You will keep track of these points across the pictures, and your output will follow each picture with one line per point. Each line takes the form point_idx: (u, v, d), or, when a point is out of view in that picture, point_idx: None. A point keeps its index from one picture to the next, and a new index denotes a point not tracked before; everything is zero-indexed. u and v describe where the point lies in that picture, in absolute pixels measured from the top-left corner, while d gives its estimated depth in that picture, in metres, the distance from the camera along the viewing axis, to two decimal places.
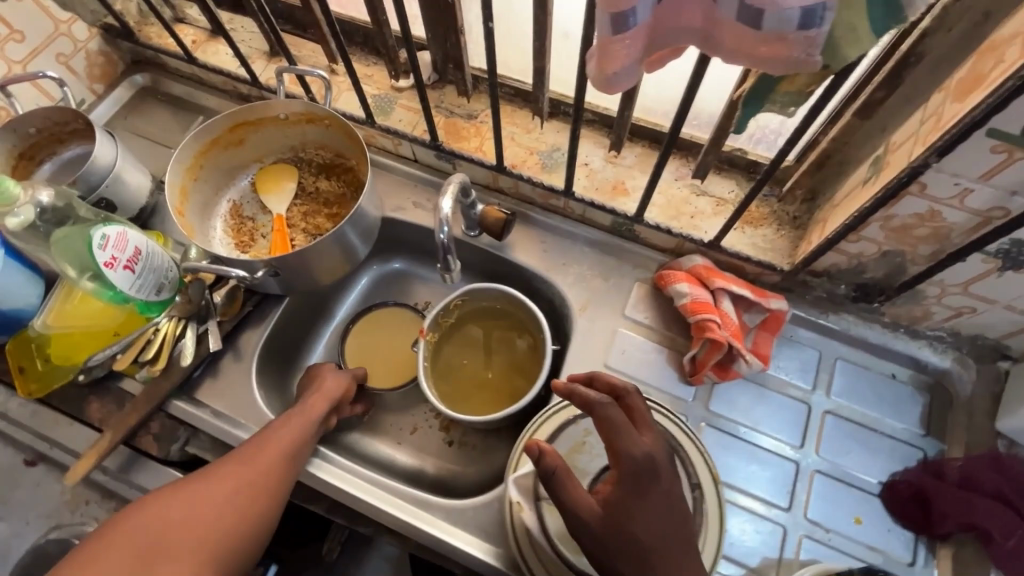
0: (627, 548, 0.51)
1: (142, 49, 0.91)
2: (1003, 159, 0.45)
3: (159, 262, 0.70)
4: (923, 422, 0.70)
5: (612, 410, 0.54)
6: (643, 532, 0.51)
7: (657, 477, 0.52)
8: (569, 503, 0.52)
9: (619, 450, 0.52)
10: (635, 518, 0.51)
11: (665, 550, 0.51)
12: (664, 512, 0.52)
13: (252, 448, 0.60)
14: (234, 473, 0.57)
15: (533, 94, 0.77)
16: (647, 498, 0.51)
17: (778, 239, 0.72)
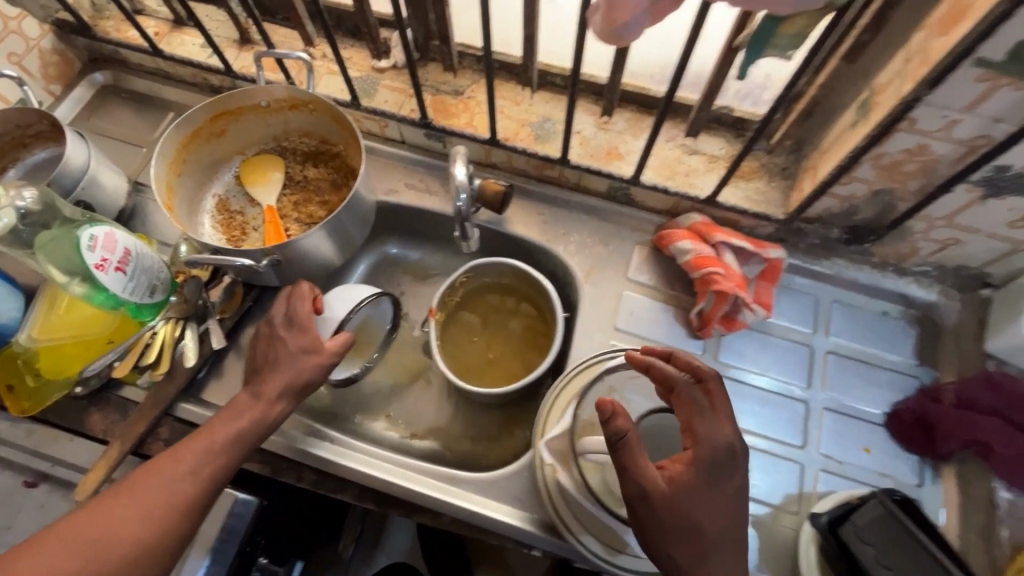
0: (685, 528, 0.50)
1: (100, 44, 0.86)
2: (987, 87, 0.48)
3: (149, 262, 0.68)
4: (917, 352, 0.74)
5: (699, 396, 0.55)
6: (703, 516, 0.51)
7: (731, 471, 0.53)
8: (638, 476, 0.50)
9: (698, 434, 0.53)
10: (698, 501, 0.51)
11: (718, 537, 0.51)
12: (729, 505, 0.52)
13: (186, 453, 0.56)
14: (167, 485, 0.54)
15: (521, 65, 0.77)
16: (717, 488, 0.52)
17: (770, 190, 0.74)
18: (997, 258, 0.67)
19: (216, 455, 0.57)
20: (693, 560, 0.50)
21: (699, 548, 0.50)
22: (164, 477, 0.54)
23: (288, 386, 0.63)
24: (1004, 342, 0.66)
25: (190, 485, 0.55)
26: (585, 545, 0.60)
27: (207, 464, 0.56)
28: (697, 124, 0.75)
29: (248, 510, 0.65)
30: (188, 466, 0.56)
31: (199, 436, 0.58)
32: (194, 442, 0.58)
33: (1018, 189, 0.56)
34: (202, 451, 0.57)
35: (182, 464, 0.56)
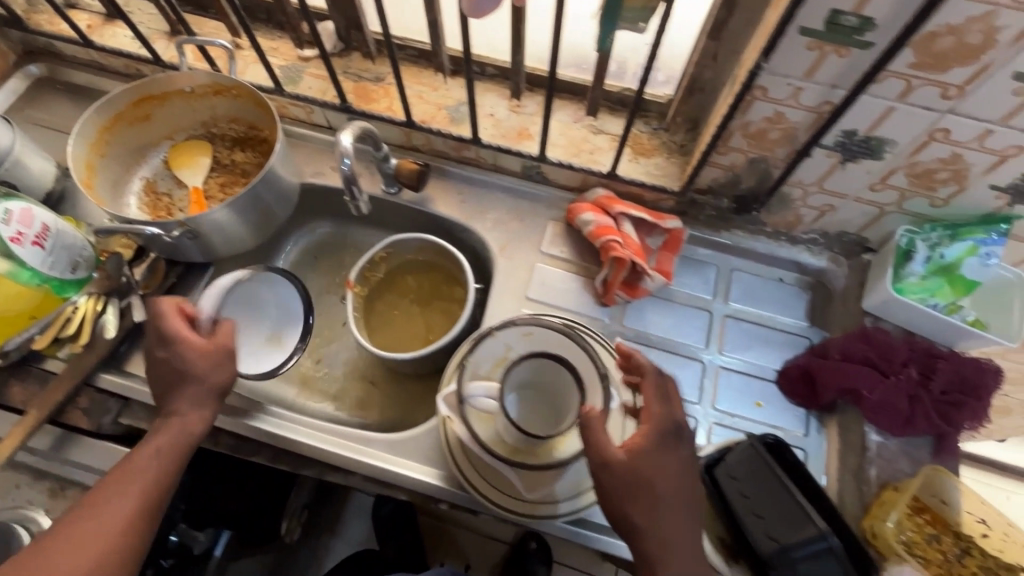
0: (640, 489, 0.51)
1: (34, 37, 0.89)
2: (817, 55, 0.53)
3: (71, 240, 0.71)
4: (808, 315, 0.79)
5: (666, 380, 0.56)
6: (658, 478, 0.51)
7: (682, 441, 0.54)
8: (596, 444, 0.52)
9: (653, 409, 0.54)
10: (655, 467, 0.51)
11: (672, 500, 0.51)
12: (683, 473, 0.53)
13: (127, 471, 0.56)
14: (117, 505, 0.54)
15: (433, 52, 0.81)
16: (671, 456, 0.52)
17: (668, 166, 0.79)
18: (870, 223, 0.73)
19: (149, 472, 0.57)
20: (648, 521, 0.51)
21: (653, 508, 0.51)
22: (105, 503, 0.54)
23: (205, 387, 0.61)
24: (876, 299, 0.71)
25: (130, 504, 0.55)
26: (485, 495, 0.63)
27: (140, 483, 0.56)
28: (597, 104, 0.80)
29: None
30: (123, 487, 0.55)
31: (130, 455, 0.57)
32: (126, 463, 0.57)
33: (867, 152, 0.62)
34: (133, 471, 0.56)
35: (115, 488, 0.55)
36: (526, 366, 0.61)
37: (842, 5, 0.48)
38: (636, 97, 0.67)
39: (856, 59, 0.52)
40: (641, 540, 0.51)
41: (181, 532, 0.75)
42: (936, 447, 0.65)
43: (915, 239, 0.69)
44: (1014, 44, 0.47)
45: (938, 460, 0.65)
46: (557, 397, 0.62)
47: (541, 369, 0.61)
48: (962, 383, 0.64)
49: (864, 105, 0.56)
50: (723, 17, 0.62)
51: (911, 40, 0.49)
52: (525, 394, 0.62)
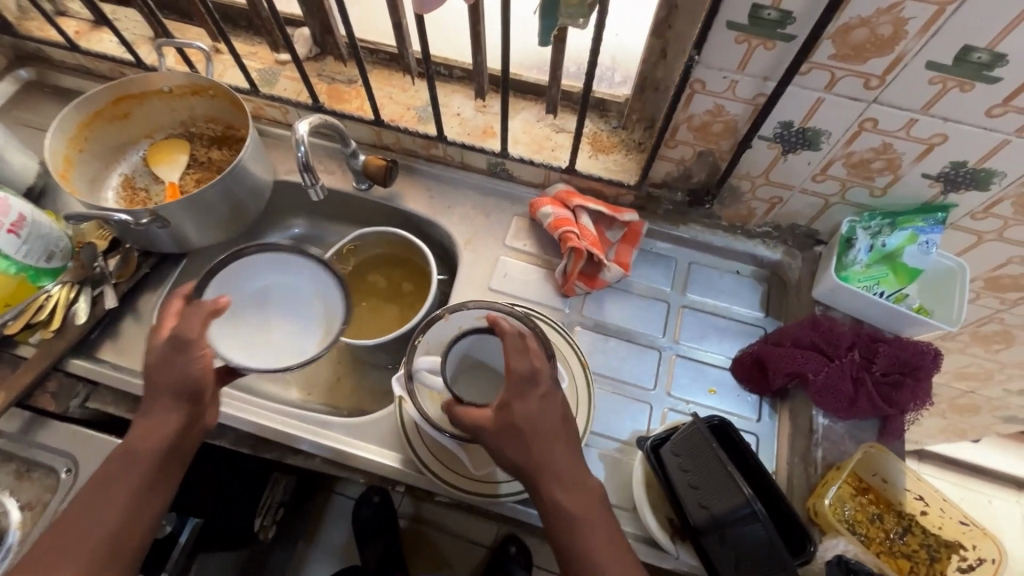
0: (511, 434, 0.54)
1: (25, 42, 0.93)
2: (746, 48, 0.56)
3: (47, 230, 0.73)
4: (763, 305, 0.81)
5: (518, 333, 0.56)
6: (522, 420, 0.54)
7: (540, 381, 0.55)
8: (463, 413, 0.56)
9: (508, 363, 0.55)
10: (518, 410, 0.54)
11: (541, 434, 0.54)
12: (547, 409, 0.55)
13: (110, 482, 0.56)
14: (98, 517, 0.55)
15: (402, 54, 0.84)
16: (530, 398, 0.54)
17: (626, 162, 0.82)
18: (819, 215, 0.75)
19: (110, 509, 0.55)
20: (525, 458, 0.54)
21: (525, 446, 0.54)
22: (88, 513, 0.55)
23: (155, 413, 0.58)
24: (824, 288, 0.73)
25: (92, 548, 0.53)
26: (438, 475, 0.66)
27: (114, 507, 0.55)
28: (556, 103, 0.83)
29: None
30: (90, 525, 0.54)
31: (102, 481, 0.57)
32: (96, 490, 0.56)
33: (805, 143, 0.65)
34: (94, 510, 0.55)
35: (77, 530, 0.54)
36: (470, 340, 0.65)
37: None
38: (584, 95, 0.70)
39: (782, 52, 0.56)
40: (529, 476, 0.54)
41: None
42: (882, 429, 0.66)
43: (856, 227, 0.72)
44: (923, 34, 0.50)
45: (884, 442, 0.66)
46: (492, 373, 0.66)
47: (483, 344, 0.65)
48: (902, 364, 0.66)
49: (797, 95, 0.59)
50: (665, 16, 0.66)
51: (828, 31, 0.52)
52: (471, 374, 0.66)
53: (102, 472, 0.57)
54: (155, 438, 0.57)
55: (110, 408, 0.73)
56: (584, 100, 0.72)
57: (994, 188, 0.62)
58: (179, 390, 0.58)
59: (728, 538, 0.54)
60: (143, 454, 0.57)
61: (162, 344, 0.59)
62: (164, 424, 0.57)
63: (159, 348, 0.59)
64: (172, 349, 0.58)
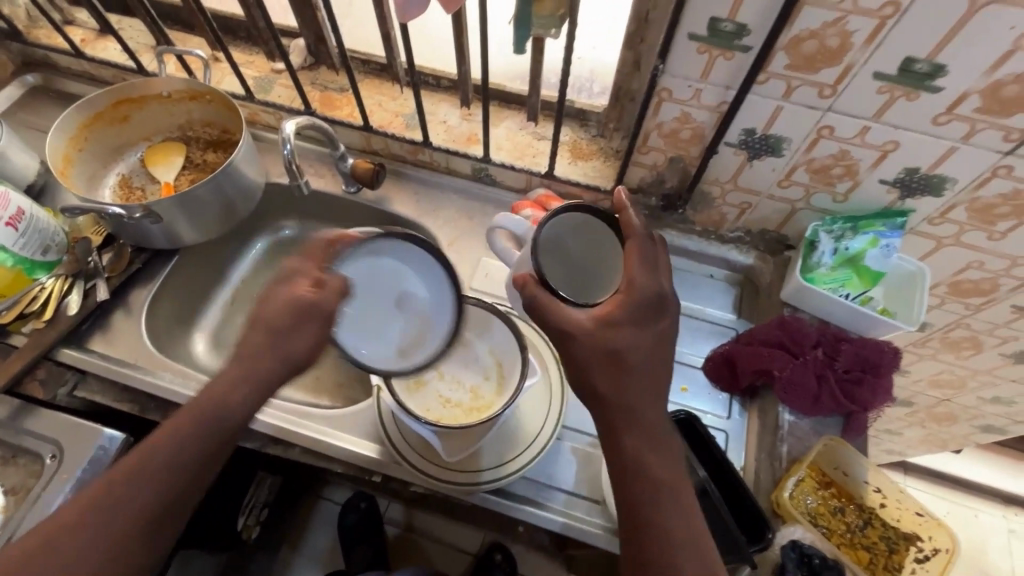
0: (609, 357, 0.51)
1: (32, 49, 0.98)
2: (707, 58, 0.60)
3: (45, 225, 0.76)
4: (735, 307, 0.84)
5: (654, 250, 0.54)
6: (627, 346, 0.51)
7: (661, 314, 0.53)
8: (563, 316, 0.51)
9: (635, 277, 0.52)
10: (624, 333, 0.51)
11: (639, 367, 0.51)
12: (655, 345, 0.52)
13: (170, 442, 0.52)
14: (152, 480, 0.50)
15: (391, 64, 0.88)
16: (644, 326, 0.52)
17: (604, 168, 0.85)
18: (786, 220, 0.78)
19: (174, 466, 0.51)
20: (615, 387, 0.51)
21: (618, 376, 0.51)
22: (141, 474, 0.50)
23: (258, 375, 0.56)
24: (791, 290, 0.76)
25: (151, 504, 0.50)
26: (413, 464, 0.68)
27: (170, 473, 0.51)
28: (538, 111, 0.86)
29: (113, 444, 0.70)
30: (141, 489, 0.50)
31: (158, 438, 0.52)
32: (150, 448, 0.52)
33: (769, 149, 0.68)
34: (158, 463, 0.51)
35: (139, 481, 0.50)
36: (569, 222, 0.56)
37: (719, 12, 0.55)
38: (560, 104, 0.74)
39: (740, 62, 0.59)
40: (609, 409, 0.51)
41: None
42: (845, 425, 0.69)
43: (820, 230, 0.74)
44: (868, 45, 0.54)
45: (847, 437, 0.69)
46: (596, 272, 0.56)
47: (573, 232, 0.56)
48: (863, 362, 0.69)
49: (757, 104, 0.63)
50: (637, 29, 0.70)
51: (781, 43, 0.56)
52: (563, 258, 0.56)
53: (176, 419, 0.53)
54: (254, 402, 0.56)
55: (97, 397, 0.76)
56: (561, 107, 0.76)
57: (948, 193, 0.65)
58: (284, 357, 0.57)
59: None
60: (232, 415, 0.55)
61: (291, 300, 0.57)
62: (263, 391, 0.57)
63: (292, 302, 0.57)
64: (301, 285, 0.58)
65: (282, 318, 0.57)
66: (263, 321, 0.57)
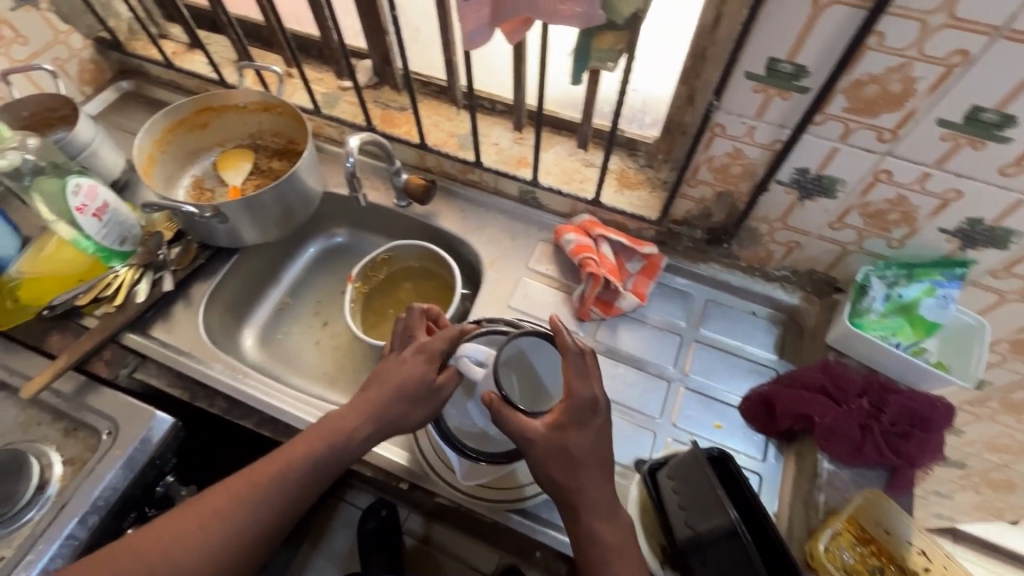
0: (561, 455, 0.56)
1: (129, 58, 1.07)
2: (764, 97, 0.60)
3: (124, 219, 0.83)
4: (778, 348, 0.82)
5: (585, 358, 0.58)
6: (575, 446, 0.56)
7: (596, 413, 0.57)
8: (516, 426, 0.56)
9: (572, 387, 0.57)
10: (571, 435, 0.56)
11: (588, 459, 0.57)
12: (597, 441, 0.58)
13: (282, 465, 0.60)
14: (261, 499, 0.59)
15: (451, 87, 0.92)
16: (585, 426, 0.57)
17: (650, 199, 0.86)
18: (835, 262, 0.76)
19: (288, 492, 0.60)
20: (570, 480, 0.56)
21: (572, 469, 0.56)
22: (255, 488, 0.59)
23: (378, 425, 0.62)
24: (838, 333, 0.74)
25: (264, 516, 0.59)
26: (443, 477, 0.69)
27: (277, 494, 0.59)
28: (588, 138, 0.88)
29: (162, 427, 0.75)
30: (253, 504, 0.58)
31: (274, 458, 0.61)
32: (267, 466, 0.60)
33: (822, 190, 0.67)
34: (276, 487, 0.59)
35: (260, 498, 0.59)
36: (528, 340, 0.60)
37: (777, 53, 0.56)
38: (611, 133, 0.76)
39: (797, 102, 0.59)
40: (569, 497, 0.57)
41: (169, 483, 0.78)
42: (889, 481, 0.66)
43: (872, 275, 0.72)
44: (932, 92, 0.53)
45: (890, 493, 0.66)
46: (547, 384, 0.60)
47: (539, 350, 0.60)
48: (912, 416, 0.66)
49: (812, 144, 0.62)
50: (693, 65, 0.71)
51: (841, 86, 0.56)
52: (523, 376, 0.60)
53: (298, 448, 0.61)
54: (367, 448, 0.62)
55: (153, 381, 0.80)
56: (611, 138, 0.77)
57: (1014, 246, 0.62)
58: (383, 407, 0.62)
59: (710, 559, 0.56)
60: (346, 454, 0.61)
61: (414, 372, 0.62)
62: (377, 439, 0.62)
63: (412, 367, 0.63)
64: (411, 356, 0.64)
65: (410, 381, 0.62)
66: (395, 383, 0.62)
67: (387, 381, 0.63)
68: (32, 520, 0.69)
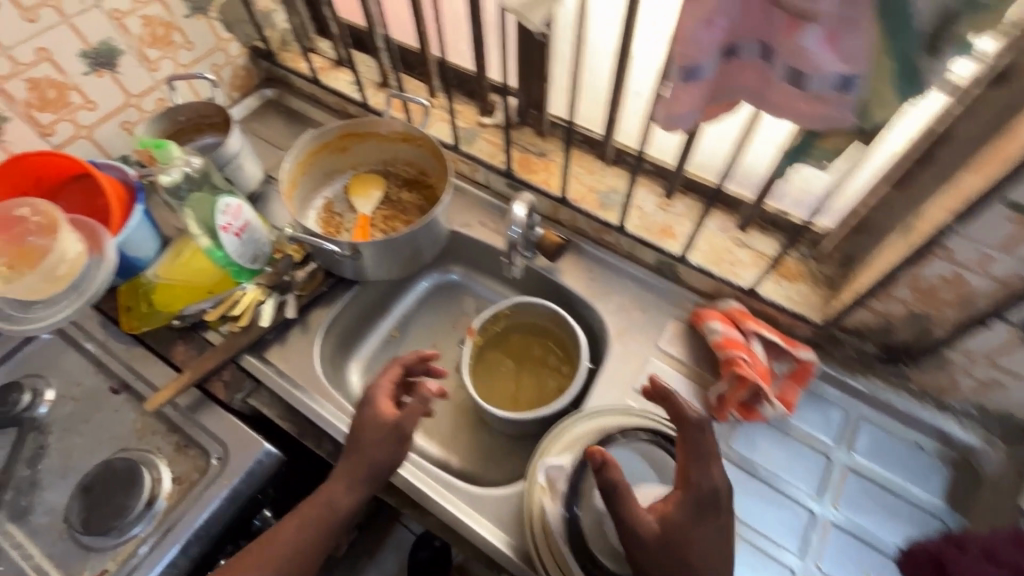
0: (680, 559, 0.54)
1: (277, 68, 1.09)
2: (1019, 230, 0.51)
3: (259, 237, 0.83)
4: (946, 494, 0.71)
5: (705, 438, 0.58)
6: (698, 552, 0.55)
7: (719, 507, 0.56)
8: (631, 521, 0.55)
9: (691, 476, 0.57)
10: (692, 533, 0.55)
11: (708, 565, 0.54)
12: (716, 540, 0.56)
13: (286, 528, 0.65)
14: (269, 562, 0.63)
15: (600, 141, 0.86)
16: (704, 523, 0.55)
17: (811, 295, 0.77)
18: None
19: (297, 554, 0.64)
20: None
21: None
22: (266, 551, 0.64)
23: (353, 477, 0.65)
24: None
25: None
26: None
27: (287, 555, 0.64)
28: (749, 218, 0.80)
29: (267, 461, 0.73)
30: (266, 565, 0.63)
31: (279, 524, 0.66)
32: (275, 530, 0.66)
33: None
34: (284, 551, 0.64)
35: (263, 564, 0.63)
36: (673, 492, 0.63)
37: None
38: None
39: None
40: None
41: (264, 518, 0.77)
42: None
43: None
44: None
45: None
46: None
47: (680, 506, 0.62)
48: None
49: None
50: None
51: None
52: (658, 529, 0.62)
53: (297, 515, 0.66)
54: (358, 500, 0.66)
55: (265, 410, 0.80)
56: None
57: None
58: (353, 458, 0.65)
59: None
60: (335, 509, 0.65)
61: (372, 424, 0.66)
62: (363, 489, 0.65)
63: (364, 417, 0.67)
64: (365, 405, 0.68)
65: (369, 428, 0.66)
66: (358, 440, 0.66)
67: (352, 439, 0.67)
68: (136, 536, 0.69)
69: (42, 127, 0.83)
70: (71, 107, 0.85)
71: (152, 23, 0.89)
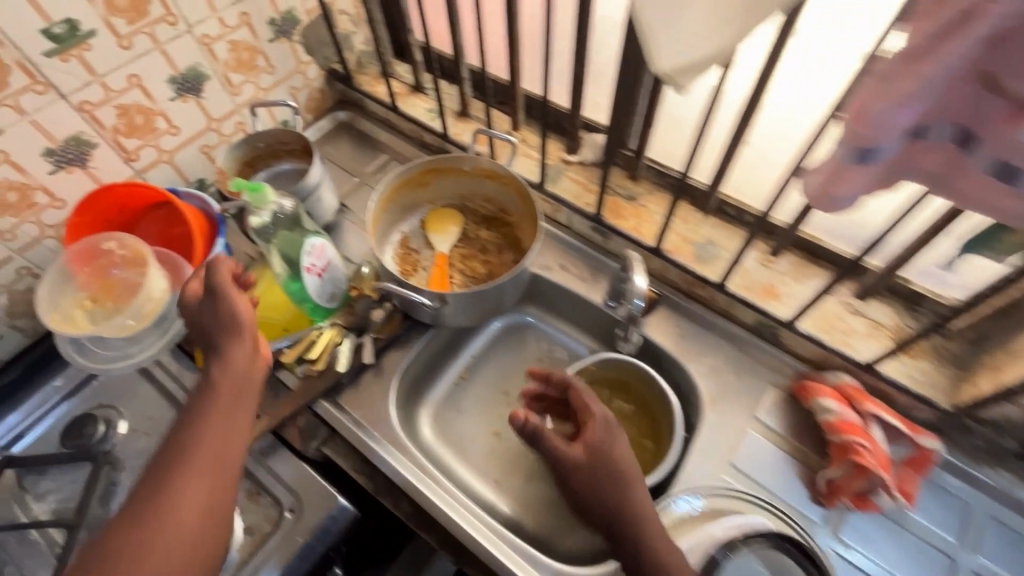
0: (609, 476, 0.59)
1: (352, 91, 1.06)
2: None
3: (338, 274, 0.80)
4: None
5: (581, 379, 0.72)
6: (619, 458, 0.61)
7: (618, 427, 0.64)
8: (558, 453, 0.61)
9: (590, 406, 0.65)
10: (610, 451, 0.61)
11: (634, 475, 0.60)
12: (626, 450, 0.62)
13: (183, 442, 0.55)
14: (176, 490, 0.52)
15: (701, 190, 0.80)
16: (615, 437, 0.62)
17: (936, 375, 0.70)
18: None
19: (206, 457, 0.55)
20: (628, 498, 0.59)
21: (623, 486, 0.59)
22: (171, 481, 0.53)
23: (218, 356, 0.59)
24: None
25: (195, 493, 0.53)
26: None
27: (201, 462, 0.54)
28: (868, 285, 0.73)
29: (342, 516, 0.70)
30: (178, 492, 0.52)
31: (167, 454, 0.55)
32: (170, 457, 0.54)
33: None
34: (189, 464, 0.54)
35: (172, 494, 0.52)
36: None
37: None
38: None
39: None
40: (634, 524, 0.58)
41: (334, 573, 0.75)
42: None
43: None
44: None
45: None
46: None
47: None
48: None
49: None
50: None
51: None
52: None
53: (180, 431, 0.56)
54: (240, 374, 0.59)
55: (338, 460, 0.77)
56: None
57: None
58: (219, 335, 0.59)
59: None
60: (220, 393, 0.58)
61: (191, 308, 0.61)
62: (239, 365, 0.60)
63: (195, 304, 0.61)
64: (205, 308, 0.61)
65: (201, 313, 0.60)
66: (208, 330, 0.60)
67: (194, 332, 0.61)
68: None
69: (128, 152, 0.82)
70: (155, 133, 0.83)
71: (238, 48, 0.87)
